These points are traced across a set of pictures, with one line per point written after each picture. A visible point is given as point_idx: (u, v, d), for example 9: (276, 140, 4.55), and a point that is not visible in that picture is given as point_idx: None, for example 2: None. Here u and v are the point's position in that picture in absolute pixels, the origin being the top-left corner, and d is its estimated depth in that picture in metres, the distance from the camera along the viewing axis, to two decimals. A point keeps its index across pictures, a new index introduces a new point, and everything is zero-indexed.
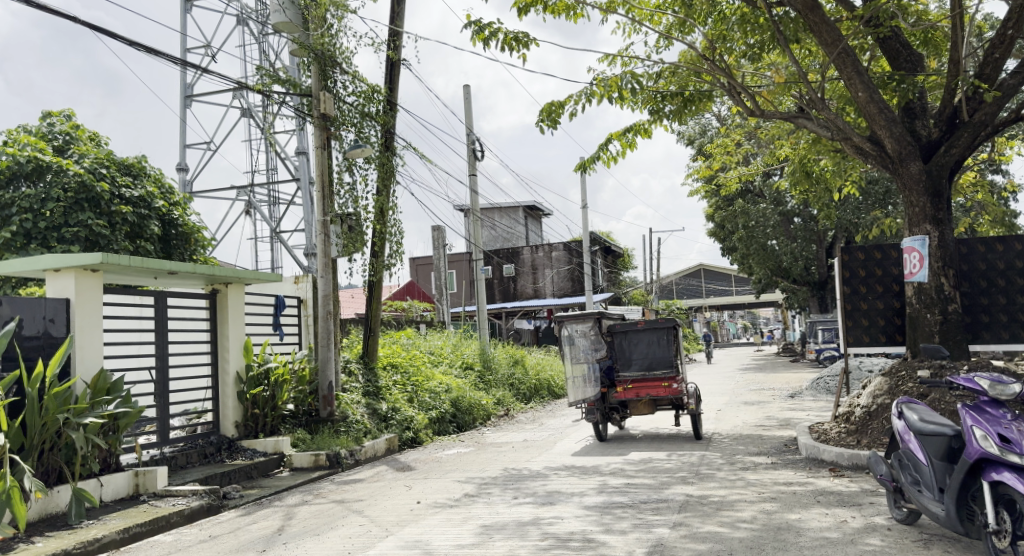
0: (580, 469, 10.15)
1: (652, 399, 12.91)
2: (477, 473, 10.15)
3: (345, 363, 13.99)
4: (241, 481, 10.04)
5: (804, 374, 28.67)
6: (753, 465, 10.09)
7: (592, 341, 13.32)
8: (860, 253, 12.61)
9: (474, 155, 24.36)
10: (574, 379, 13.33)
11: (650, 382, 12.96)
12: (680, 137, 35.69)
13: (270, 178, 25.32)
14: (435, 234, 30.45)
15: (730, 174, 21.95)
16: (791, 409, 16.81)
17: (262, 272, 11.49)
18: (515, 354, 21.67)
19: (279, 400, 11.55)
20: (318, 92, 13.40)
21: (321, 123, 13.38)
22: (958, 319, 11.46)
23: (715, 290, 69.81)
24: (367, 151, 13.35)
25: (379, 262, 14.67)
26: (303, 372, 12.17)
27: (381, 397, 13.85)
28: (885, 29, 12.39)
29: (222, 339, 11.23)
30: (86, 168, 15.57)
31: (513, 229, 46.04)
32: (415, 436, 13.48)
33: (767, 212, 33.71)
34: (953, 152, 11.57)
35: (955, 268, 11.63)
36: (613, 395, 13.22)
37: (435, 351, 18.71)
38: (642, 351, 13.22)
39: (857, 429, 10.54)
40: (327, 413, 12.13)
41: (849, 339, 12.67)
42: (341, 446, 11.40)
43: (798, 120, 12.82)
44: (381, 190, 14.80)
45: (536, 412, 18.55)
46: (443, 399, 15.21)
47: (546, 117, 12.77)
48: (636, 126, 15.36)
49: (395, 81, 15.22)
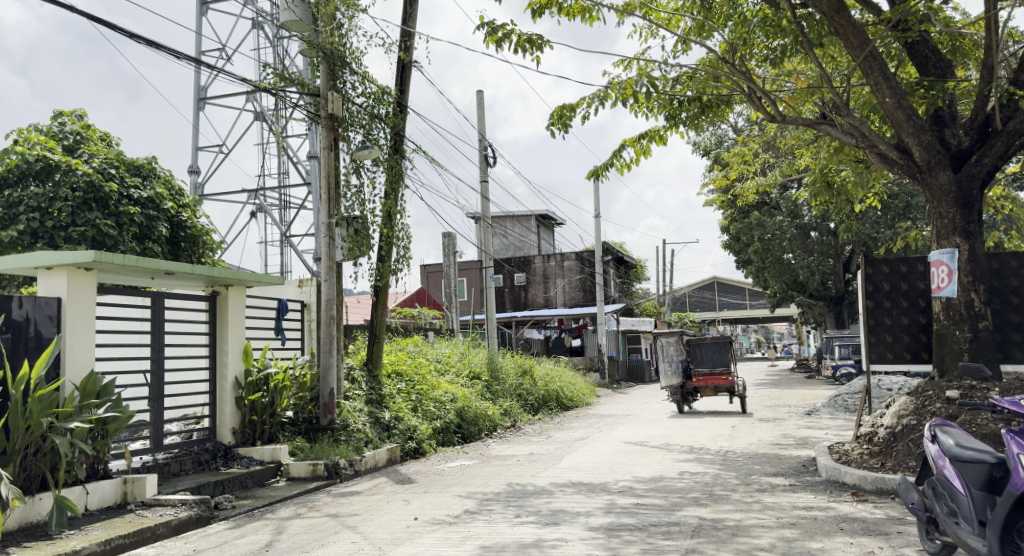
0: (589, 486, 9.72)
1: (716, 387, 19.36)
2: (480, 488, 9.71)
3: (349, 370, 13.61)
4: (235, 491, 9.61)
5: (819, 391, 28.14)
6: (770, 487, 9.63)
7: (674, 348, 20.39)
8: (885, 266, 12.17)
9: (486, 161, 24.00)
10: (665, 372, 20.14)
11: (715, 375, 19.48)
12: (695, 147, 35.28)
13: (281, 181, 25.01)
14: (446, 241, 30.08)
15: (747, 185, 21.54)
16: (807, 427, 16.31)
17: (264, 275, 11.08)
18: (524, 364, 21.27)
19: (278, 406, 11.12)
20: (326, 91, 12.99)
21: (328, 124, 12.95)
22: (989, 337, 11.03)
23: (728, 303, 69.15)
24: (375, 152, 12.96)
25: (385, 267, 14.30)
26: (303, 379, 11.74)
27: (384, 406, 13.45)
28: (915, 32, 12.09)
29: (221, 342, 10.82)
30: (95, 167, 15.28)
31: (527, 237, 45.66)
32: (418, 446, 13.04)
33: (783, 225, 33.23)
34: (985, 162, 11.31)
35: (986, 284, 11.21)
36: (690, 383, 19.70)
37: (443, 359, 18.33)
38: (709, 356, 19.80)
39: (880, 451, 10.22)
40: (327, 421, 11.70)
41: (871, 356, 12.21)
42: (340, 455, 10.95)
43: (822, 126, 12.43)
44: (389, 193, 14.45)
45: (544, 425, 18.10)
46: (447, 408, 14.79)
47: (557, 119, 12.35)
48: (651, 133, 15.02)
49: (406, 83, 14.88)
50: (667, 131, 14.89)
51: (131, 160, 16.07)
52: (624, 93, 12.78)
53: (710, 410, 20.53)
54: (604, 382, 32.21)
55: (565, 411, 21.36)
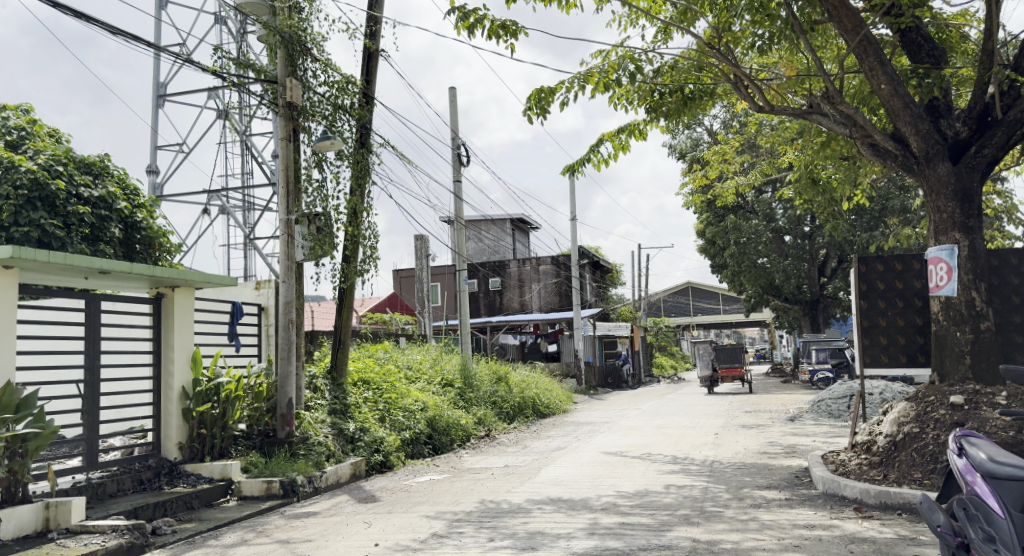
0: (569, 503, 8.94)
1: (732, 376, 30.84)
2: (449, 506, 8.88)
3: (311, 378, 12.71)
4: (178, 513, 8.69)
5: (797, 396, 27.62)
6: (765, 502, 8.91)
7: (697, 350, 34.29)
8: (879, 264, 11.50)
9: (459, 160, 23.18)
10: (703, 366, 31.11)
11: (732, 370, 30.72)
12: (671, 149, 34.72)
13: (245, 182, 23.99)
14: (418, 243, 29.22)
15: (727, 185, 20.86)
16: (794, 434, 15.61)
17: (216, 276, 10.20)
18: (499, 371, 20.46)
19: (230, 418, 10.22)
20: (285, 78, 12.05)
21: (287, 113, 12.02)
22: (992, 339, 10.36)
23: (703, 308, 68.70)
24: (338, 143, 12.09)
25: (351, 268, 13.44)
26: (259, 388, 10.82)
27: (349, 416, 12.57)
28: (907, 17, 11.44)
29: (166, 349, 9.91)
30: (40, 164, 14.25)
31: (501, 241, 44.86)
32: (385, 459, 12.16)
33: (759, 228, 32.53)
34: (985, 153, 10.67)
35: (988, 282, 10.56)
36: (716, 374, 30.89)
37: (413, 366, 17.46)
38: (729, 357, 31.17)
39: (881, 461, 9.51)
40: (284, 435, 10.79)
41: (865, 359, 11.50)
42: (299, 472, 10.02)
43: (813, 115, 11.77)
44: (355, 189, 13.52)
45: (520, 434, 17.27)
46: (418, 418, 13.93)
47: (534, 104, 11.58)
48: (630, 127, 14.31)
49: (373, 73, 14.04)
50: (647, 126, 14.18)
51: (81, 157, 15.08)
52: (603, 82, 12.06)
53: (690, 417, 19.81)
54: (581, 388, 31.43)
55: (541, 419, 20.54)
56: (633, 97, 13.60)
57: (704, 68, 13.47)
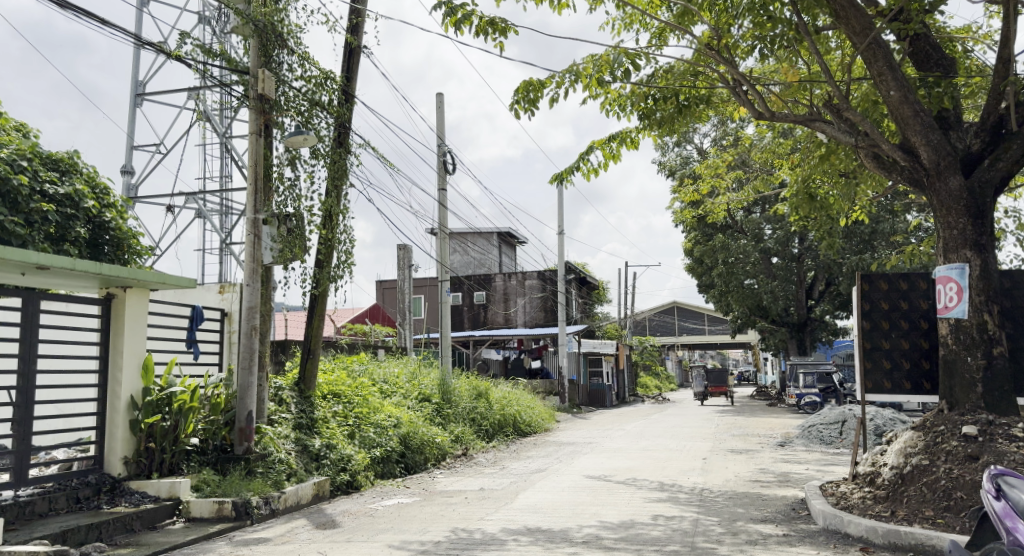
0: (548, 534, 8.16)
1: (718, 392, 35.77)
2: (417, 535, 8.09)
3: (276, 390, 11.90)
4: (116, 537, 7.87)
5: (784, 419, 26.95)
6: (762, 538, 8.15)
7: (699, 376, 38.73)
8: (883, 282, 10.85)
9: (445, 167, 22.44)
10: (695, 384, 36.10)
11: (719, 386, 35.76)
12: (661, 166, 34.11)
13: (224, 185, 23.11)
14: (402, 253, 28.43)
15: (718, 200, 20.19)
16: (785, 461, 14.86)
17: (173, 277, 9.43)
18: (479, 387, 19.63)
19: (182, 432, 9.37)
20: (256, 68, 11.23)
21: (258, 105, 11.19)
22: (1004, 366, 9.70)
23: (688, 328, 68.01)
24: (311, 139, 11.25)
25: (324, 273, 12.67)
26: (216, 399, 10.06)
27: (315, 432, 11.74)
28: (919, 24, 10.81)
29: (114, 354, 9.10)
30: (2, 158, 13.23)
31: (488, 254, 44.07)
32: (351, 479, 11.33)
33: (747, 248, 31.85)
34: (998, 166, 10.04)
35: (1000, 305, 9.90)
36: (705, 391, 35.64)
37: (390, 380, 16.64)
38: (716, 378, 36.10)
39: (887, 496, 8.82)
40: (242, 450, 9.95)
41: (867, 384, 10.78)
42: (254, 492, 9.18)
43: (815, 123, 11.14)
44: (330, 191, 12.74)
45: (499, 454, 16.45)
46: (390, 435, 13.11)
47: (522, 97, 10.89)
48: (621, 135, 13.65)
49: (354, 69, 13.33)
50: (640, 134, 13.52)
51: (47, 152, 14.06)
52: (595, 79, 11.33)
53: (676, 439, 19.05)
54: (563, 406, 30.69)
55: (522, 437, 19.75)
56: (626, 103, 12.95)
57: (700, 74, 12.81)
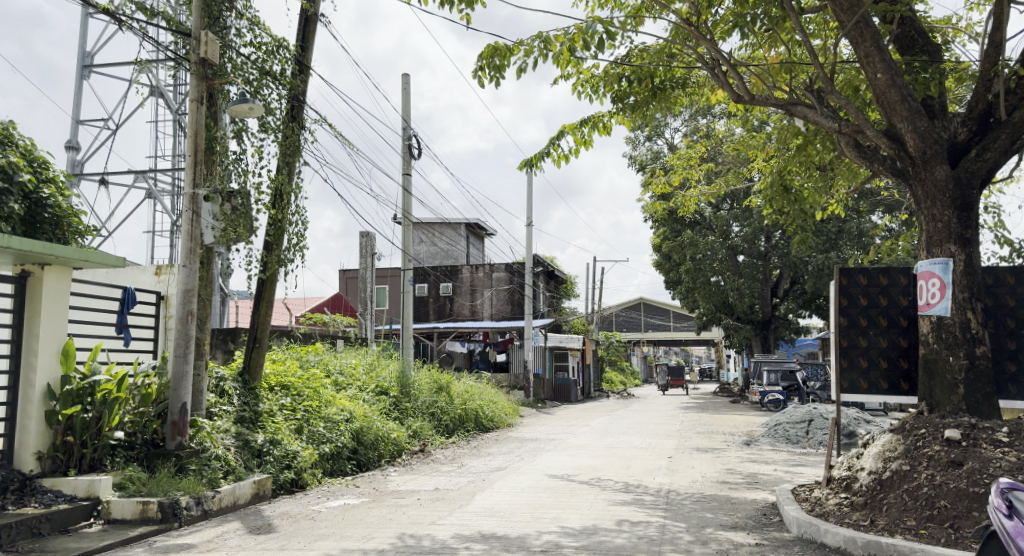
0: (503, 541, 7.51)
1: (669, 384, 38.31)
2: (359, 542, 7.41)
3: (218, 380, 11.12)
4: (21, 542, 7.13)
5: (749, 417, 26.53)
6: (733, 548, 7.56)
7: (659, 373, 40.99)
8: (862, 277, 10.30)
9: (409, 151, 21.70)
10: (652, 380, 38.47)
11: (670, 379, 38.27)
12: (632, 160, 33.61)
13: (177, 164, 22.12)
14: (363, 241, 27.62)
15: (688, 193, 19.61)
16: (753, 462, 14.33)
17: (99, 255, 8.68)
18: (440, 380, 18.89)
19: (106, 425, 8.56)
20: (199, 31, 10.39)
21: (199, 70, 10.33)
22: (988, 367, 9.19)
23: (654, 324, 67.69)
24: (258, 109, 10.41)
25: (273, 257, 11.89)
26: (147, 390, 9.31)
27: (259, 426, 10.96)
28: (903, 7, 10.35)
29: (29, 338, 8.29)
30: None
31: (455, 245, 43.29)
32: (296, 477, 10.57)
33: (714, 244, 31.38)
34: (986, 157, 9.57)
35: (984, 303, 9.39)
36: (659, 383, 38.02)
37: (346, 372, 15.88)
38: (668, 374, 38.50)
39: (865, 503, 8.28)
40: (174, 446, 9.20)
41: (842, 384, 10.23)
42: (184, 492, 8.42)
43: (797, 107, 10.67)
44: (282, 168, 11.96)
45: (457, 450, 15.76)
46: (342, 430, 12.36)
47: (487, 64, 10.22)
48: (594, 119, 13.02)
49: (310, 39, 12.62)
50: (612, 119, 12.91)
51: None
52: (567, 53, 10.66)
53: (642, 437, 18.49)
54: (528, 402, 30.06)
55: (483, 433, 19.07)
56: (599, 85, 12.45)
57: (676, 55, 12.22)
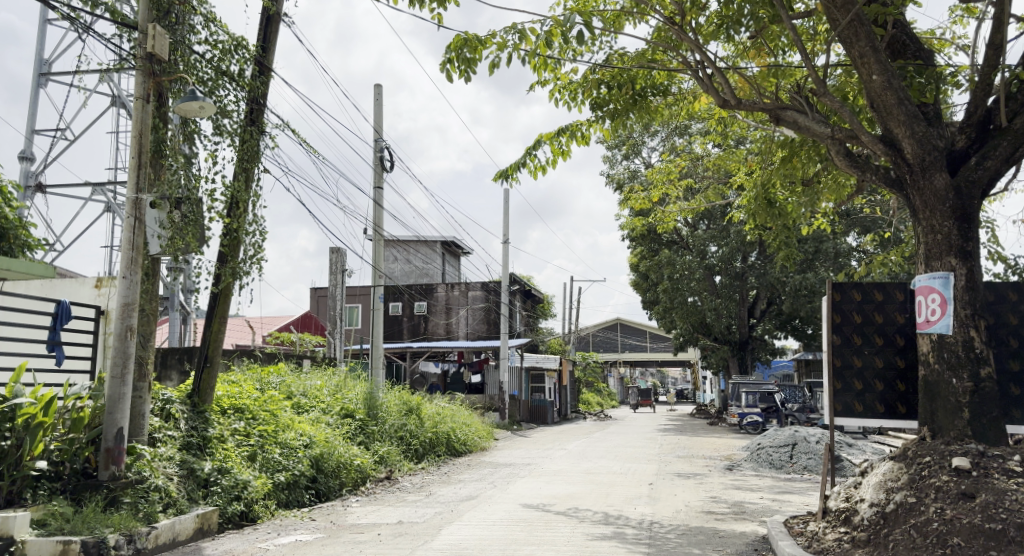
0: None
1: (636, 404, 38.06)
2: None
3: (163, 403, 10.25)
4: None
5: (729, 440, 25.86)
6: None
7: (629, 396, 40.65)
8: (856, 292, 9.61)
9: (381, 164, 20.94)
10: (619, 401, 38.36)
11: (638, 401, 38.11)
12: (609, 178, 33.02)
13: None
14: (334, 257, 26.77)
15: (668, 209, 18.92)
16: (737, 489, 13.59)
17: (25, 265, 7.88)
18: (410, 401, 18.01)
19: (28, 454, 7.83)
20: (147, 24, 9.58)
21: (147, 67, 9.51)
22: (993, 390, 8.53)
23: (631, 345, 67.01)
24: (208, 109, 9.57)
25: (227, 270, 11.05)
26: (78, 414, 8.54)
27: (207, 453, 10.10)
28: (898, 8, 9.77)
29: None
30: None
31: (430, 263, 42.43)
32: (246, 510, 9.72)
33: (692, 264, 30.79)
34: (987, 165, 8.94)
35: (987, 320, 8.75)
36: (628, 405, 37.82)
37: (309, 393, 14.98)
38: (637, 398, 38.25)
39: (867, 538, 7.59)
40: (107, 476, 8.40)
41: (836, 407, 9.51)
42: (113, 529, 7.65)
43: (786, 112, 10.05)
44: (237, 174, 11.14)
45: (426, 477, 14.90)
46: (299, 457, 11.50)
47: (457, 56, 9.54)
48: (573, 128, 12.34)
49: (271, 39, 11.87)
50: (592, 128, 12.25)
51: None
52: (542, 50, 9.98)
53: (621, 462, 17.71)
54: (503, 423, 29.26)
55: (455, 457, 18.22)
56: (578, 91, 11.79)
57: (659, 61, 11.57)
